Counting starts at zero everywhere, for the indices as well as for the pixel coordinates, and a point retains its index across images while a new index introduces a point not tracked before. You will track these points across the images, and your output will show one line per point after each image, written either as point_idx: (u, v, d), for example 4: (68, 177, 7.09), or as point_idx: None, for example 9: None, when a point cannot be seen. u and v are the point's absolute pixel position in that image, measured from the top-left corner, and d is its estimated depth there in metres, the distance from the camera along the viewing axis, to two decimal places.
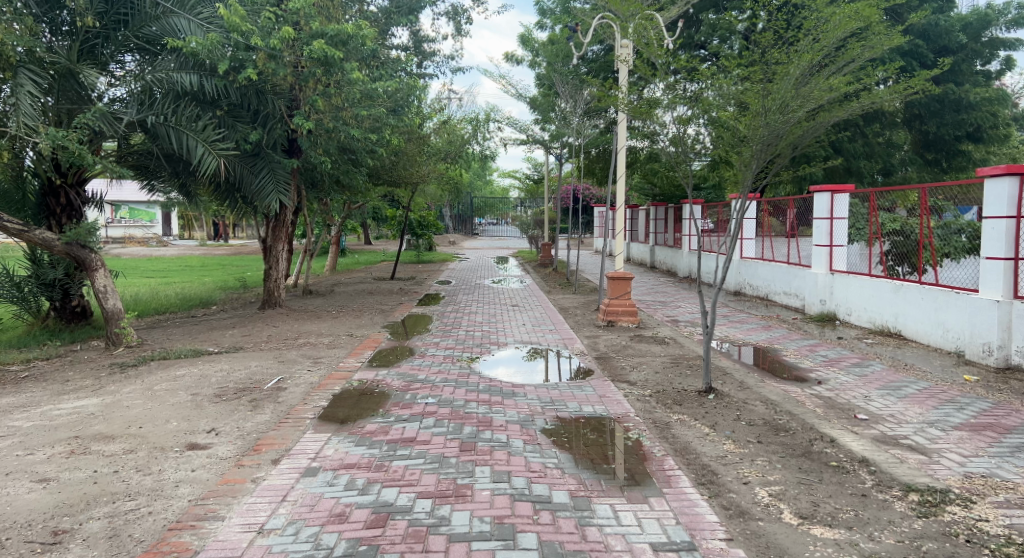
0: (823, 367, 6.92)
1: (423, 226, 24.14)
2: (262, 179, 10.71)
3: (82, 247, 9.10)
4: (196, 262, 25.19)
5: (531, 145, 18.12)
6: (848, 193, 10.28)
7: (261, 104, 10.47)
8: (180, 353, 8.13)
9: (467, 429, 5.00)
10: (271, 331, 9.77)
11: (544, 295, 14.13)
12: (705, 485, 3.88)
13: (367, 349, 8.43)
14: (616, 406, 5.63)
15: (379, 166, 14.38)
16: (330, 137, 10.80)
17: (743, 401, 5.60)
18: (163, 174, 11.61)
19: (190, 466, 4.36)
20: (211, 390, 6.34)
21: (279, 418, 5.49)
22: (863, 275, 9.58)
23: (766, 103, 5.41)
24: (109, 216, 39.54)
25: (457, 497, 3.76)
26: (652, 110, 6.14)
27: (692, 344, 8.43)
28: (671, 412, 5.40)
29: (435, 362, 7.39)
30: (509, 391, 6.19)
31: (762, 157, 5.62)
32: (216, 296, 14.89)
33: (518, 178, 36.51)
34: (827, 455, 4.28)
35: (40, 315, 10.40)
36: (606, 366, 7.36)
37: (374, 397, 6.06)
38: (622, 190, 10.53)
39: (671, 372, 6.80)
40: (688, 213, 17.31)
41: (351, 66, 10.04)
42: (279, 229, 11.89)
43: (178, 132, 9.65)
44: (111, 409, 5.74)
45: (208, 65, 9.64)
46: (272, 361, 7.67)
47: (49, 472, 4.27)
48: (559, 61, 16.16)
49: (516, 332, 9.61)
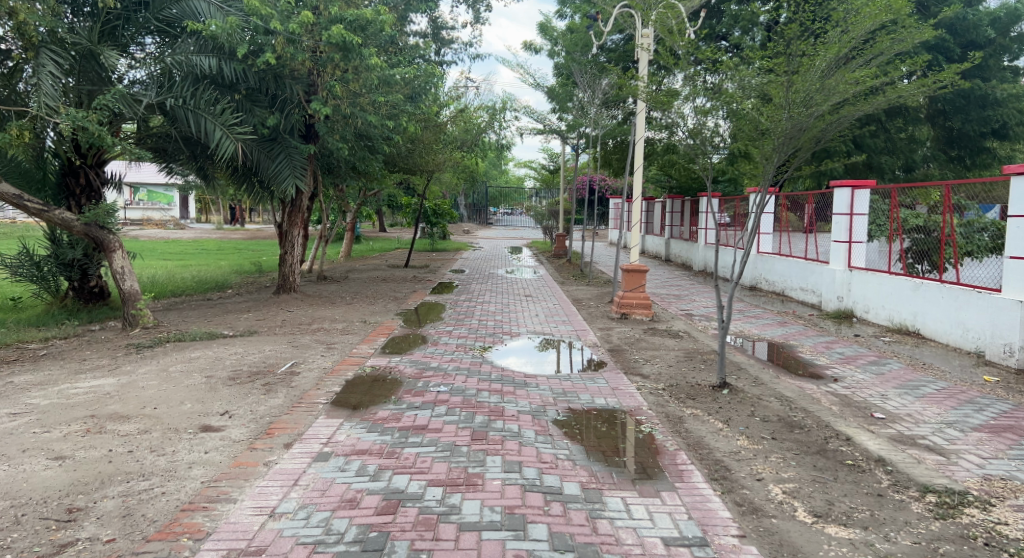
0: (838, 365, 6.86)
1: (438, 215, 24.17)
2: (279, 164, 10.71)
3: (101, 229, 9.19)
4: (214, 245, 25.48)
5: (548, 134, 18.05)
6: (868, 188, 10.10)
7: (279, 88, 10.49)
8: (195, 335, 8.18)
9: (478, 418, 4.98)
10: (285, 316, 9.83)
11: (557, 286, 14.10)
12: (718, 481, 3.85)
13: (380, 336, 8.46)
14: (629, 399, 5.60)
15: (395, 153, 14.38)
16: (346, 122, 10.92)
17: (758, 397, 5.55)
18: (181, 156, 11.69)
19: (203, 448, 4.39)
20: (225, 373, 6.39)
21: (291, 402, 5.51)
22: (883, 272, 9.42)
23: (789, 97, 5.34)
24: (128, 198, 40.03)
25: (468, 486, 3.75)
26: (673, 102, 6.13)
27: (706, 338, 8.38)
28: (685, 406, 5.36)
29: (448, 351, 7.39)
30: (521, 381, 6.18)
31: (784, 151, 5.55)
32: (231, 280, 15.01)
33: (533, 168, 36.35)
34: (842, 453, 4.23)
35: (59, 294, 10.53)
36: (618, 358, 7.33)
37: (387, 383, 6.08)
38: (640, 181, 10.38)
39: (685, 366, 6.76)
40: (705, 206, 17.17)
41: (370, 52, 9.99)
42: (295, 215, 11.93)
43: (197, 115, 9.72)
44: (127, 389, 5.80)
45: (227, 50, 9.69)
46: (286, 345, 7.71)
47: (66, 450, 4.31)
48: (578, 50, 16.06)
49: (529, 322, 9.60)
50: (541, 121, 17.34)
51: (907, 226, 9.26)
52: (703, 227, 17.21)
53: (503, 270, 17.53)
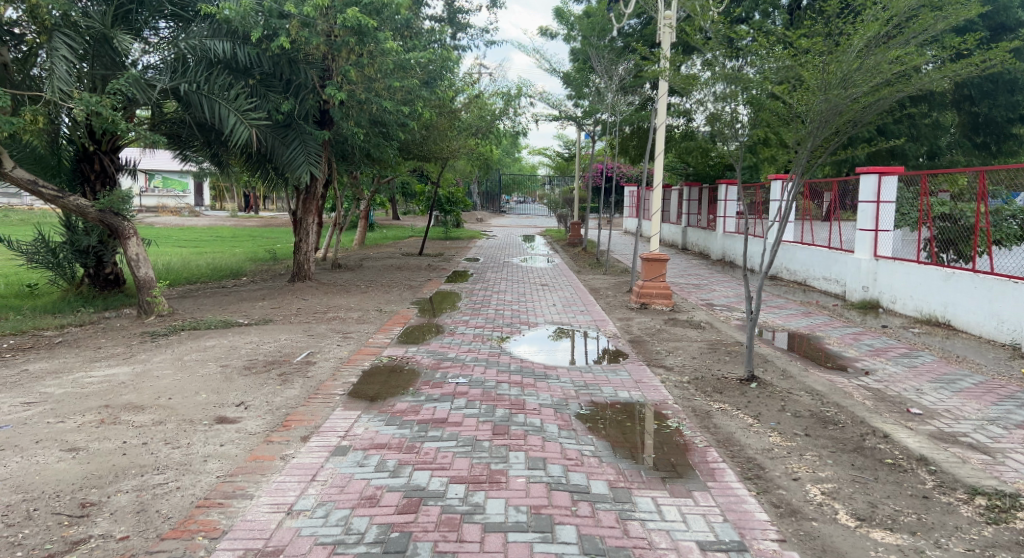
0: (868, 357, 6.66)
1: (452, 203, 24.02)
2: (293, 151, 10.58)
3: (116, 216, 9.12)
4: (228, 232, 25.55)
5: (564, 121, 17.79)
6: (896, 175, 9.79)
7: (293, 74, 10.34)
8: (210, 324, 8.09)
9: (499, 412, 4.84)
10: (300, 304, 9.74)
11: (573, 275, 13.92)
12: (753, 480, 3.71)
13: (395, 325, 8.32)
14: (653, 392, 5.45)
15: (409, 140, 14.23)
16: (362, 108, 10.81)
17: (788, 391, 5.39)
18: (195, 143, 11.62)
19: (218, 441, 4.28)
20: (241, 362, 6.29)
21: (308, 393, 5.41)
22: (912, 262, 9.18)
23: (826, 78, 5.10)
24: (144, 185, 40.24)
25: (491, 484, 3.61)
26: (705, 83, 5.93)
27: (729, 329, 8.19)
28: (712, 400, 5.21)
29: (465, 341, 7.24)
30: (541, 372, 6.03)
31: (818, 135, 5.31)
32: (246, 268, 14.95)
33: (547, 155, 36.05)
34: (881, 451, 4.07)
35: (74, 281, 10.50)
36: (640, 349, 7.17)
37: (404, 375, 5.96)
38: (660, 168, 10.12)
39: (709, 358, 6.59)
40: (724, 194, 16.86)
41: (385, 36, 9.81)
42: (310, 202, 11.81)
43: (211, 101, 9.62)
44: (141, 378, 5.71)
45: (241, 33, 9.62)
46: (301, 334, 7.61)
47: (79, 441, 4.20)
48: (595, 35, 15.77)
49: (546, 312, 9.45)
50: (556, 108, 17.10)
51: (937, 214, 9.01)
52: (721, 215, 16.95)
53: (519, 259, 17.37)
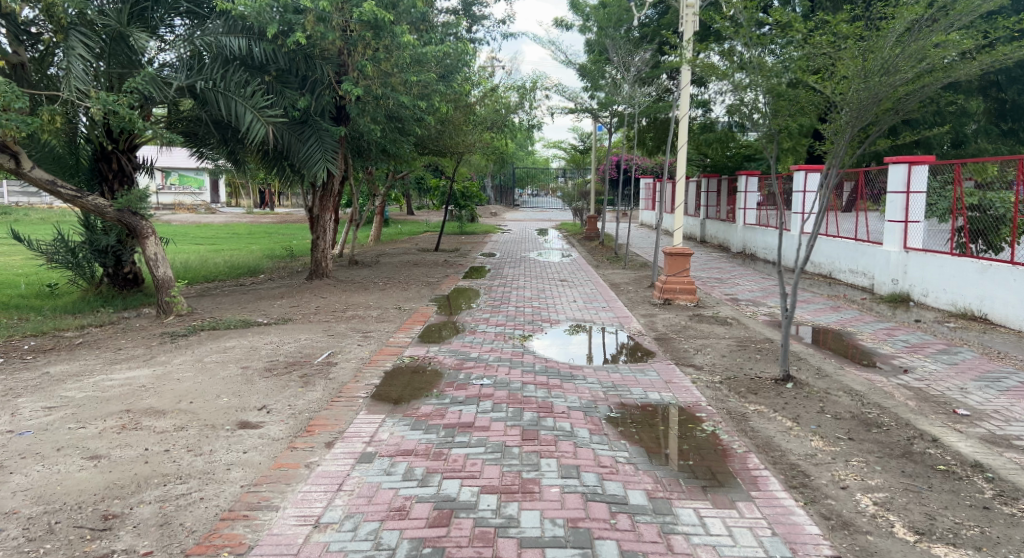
0: (906, 354, 6.49)
1: (466, 197, 23.86)
2: (310, 147, 10.48)
3: (134, 215, 9.07)
4: (244, 229, 25.65)
5: (579, 113, 17.54)
6: (927, 164, 9.53)
7: (309, 70, 10.26)
8: (229, 324, 8.00)
9: (527, 415, 4.70)
10: (319, 302, 9.66)
11: (592, 269, 13.73)
12: (798, 490, 3.61)
13: (415, 323, 8.20)
14: (684, 393, 5.30)
15: (425, 135, 14.08)
16: (378, 104, 10.70)
17: (825, 391, 5.23)
18: (211, 141, 11.57)
19: (241, 448, 4.17)
20: (262, 364, 6.21)
21: (331, 396, 5.30)
22: (944, 254, 8.95)
23: (866, 64, 4.88)
24: (159, 182, 40.43)
25: (524, 494, 3.48)
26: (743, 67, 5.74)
27: (757, 326, 8.01)
28: (746, 402, 5.07)
29: (487, 340, 7.11)
30: (567, 373, 5.88)
31: (856, 124, 5.10)
32: (263, 265, 14.89)
33: (560, 148, 35.79)
34: (931, 457, 3.96)
35: (93, 281, 10.48)
36: (667, 347, 7.01)
37: (427, 376, 5.85)
38: (683, 161, 9.82)
39: (740, 356, 6.44)
40: (744, 186, 16.59)
41: (402, 29, 9.66)
42: (327, 198, 11.71)
43: (227, 99, 9.55)
44: (162, 381, 5.62)
45: (257, 30, 9.51)
46: (322, 334, 7.51)
47: (100, 448, 4.11)
48: (611, 26, 15.54)
49: (568, 308, 9.29)
50: (572, 100, 16.89)
51: (971, 204, 8.78)
52: (742, 207, 16.68)
53: (535, 253, 17.20)
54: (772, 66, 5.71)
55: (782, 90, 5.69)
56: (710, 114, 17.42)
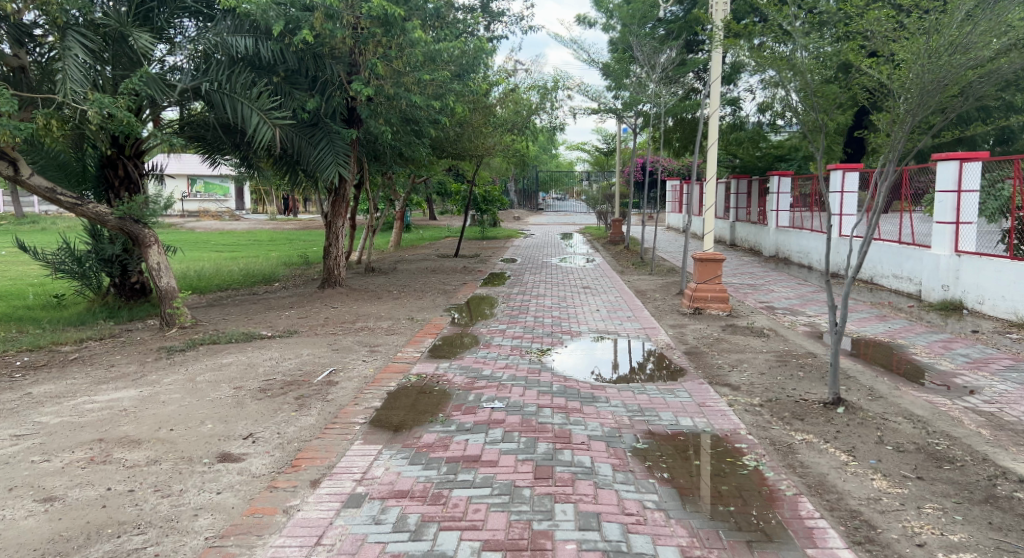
0: (969, 371, 5.80)
1: (488, 202, 23.42)
2: (322, 151, 10.05)
3: (136, 223, 8.70)
4: (267, 236, 25.50)
5: (603, 114, 16.96)
6: (980, 160, 8.83)
7: (319, 69, 9.83)
8: (231, 337, 7.58)
9: (541, 447, 4.16)
10: (329, 313, 9.21)
11: (617, 275, 13.10)
12: (864, 547, 3.02)
13: (427, 336, 7.68)
14: (720, 419, 4.70)
15: (443, 138, 13.62)
16: (390, 104, 10.24)
17: (882, 417, 4.58)
18: (224, 146, 11.25)
19: (216, 487, 3.69)
20: (257, 384, 5.72)
21: (325, 422, 4.80)
22: (1004, 257, 8.22)
23: (932, 43, 4.25)
24: (186, 190, 40.85)
25: (534, 553, 2.96)
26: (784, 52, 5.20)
27: (797, 338, 7.35)
28: (792, 429, 4.46)
29: (502, 355, 6.56)
30: (589, 394, 5.30)
31: (918, 113, 4.44)
32: (279, 273, 14.53)
33: (584, 151, 35.23)
34: (1020, 504, 3.33)
35: (101, 291, 10.15)
36: (699, 363, 6.40)
37: (434, 397, 5.32)
38: (713, 160, 9.04)
39: (781, 375, 5.82)
40: (775, 186, 15.82)
41: (414, 25, 9.27)
42: (340, 204, 11.24)
43: (233, 100, 9.13)
44: (146, 404, 5.16)
45: (264, 28, 9.15)
46: (326, 349, 7.01)
47: (58, 489, 3.65)
48: (636, 23, 14.96)
49: (590, 319, 8.69)
50: (595, 100, 16.33)
51: None
52: (774, 209, 15.93)
53: (558, 259, 16.63)
54: (817, 49, 5.14)
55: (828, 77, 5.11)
56: (739, 113, 16.95)
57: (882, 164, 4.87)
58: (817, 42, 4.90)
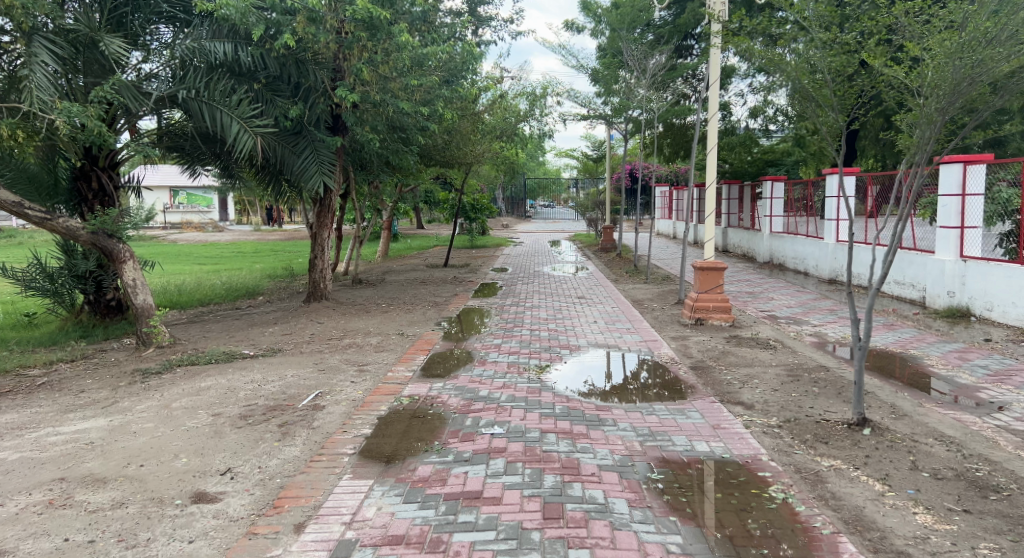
0: (992, 384, 5.52)
1: (477, 210, 23.07)
2: (305, 160, 9.66)
3: (110, 237, 8.28)
4: (250, 247, 24.94)
5: (593, 120, 16.68)
6: (984, 164, 8.62)
7: (302, 75, 9.42)
8: (211, 357, 7.15)
9: (549, 479, 3.82)
10: (314, 329, 8.80)
11: (611, 284, 12.77)
12: None
13: (418, 353, 7.30)
14: (739, 443, 4.38)
15: (430, 145, 13.28)
16: (377, 111, 9.90)
17: (912, 438, 4.27)
18: (203, 155, 10.84)
19: (189, 535, 3.34)
20: (237, 410, 5.32)
21: (311, 453, 4.42)
22: (1014, 263, 8.02)
23: (967, 35, 3.92)
24: (168, 202, 40.13)
25: None
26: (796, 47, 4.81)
27: (806, 350, 7.05)
28: (817, 454, 4.15)
29: (499, 374, 6.18)
30: (595, 417, 4.94)
31: (948, 110, 4.11)
32: (263, 286, 14.07)
33: (572, 157, 35.02)
34: None
35: (74, 309, 9.68)
36: (707, 379, 6.06)
37: (428, 422, 4.95)
38: (713, 163, 8.68)
39: (796, 392, 5.50)
40: (768, 192, 15.57)
41: (400, 29, 9.01)
42: (325, 215, 10.82)
43: (212, 108, 8.73)
44: (115, 435, 4.75)
45: (243, 32, 8.80)
46: (311, 369, 6.60)
47: (9, 543, 3.26)
48: (625, 28, 14.67)
49: (588, 331, 8.34)
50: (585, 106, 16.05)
51: None
52: (767, 214, 15.70)
53: (549, 267, 16.29)
54: (836, 40, 4.73)
55: (848, 73, 4.73)
56: (730, 118, 16.93)
57: (907, 164, 4.54)
58: (833, 36, 4.54)
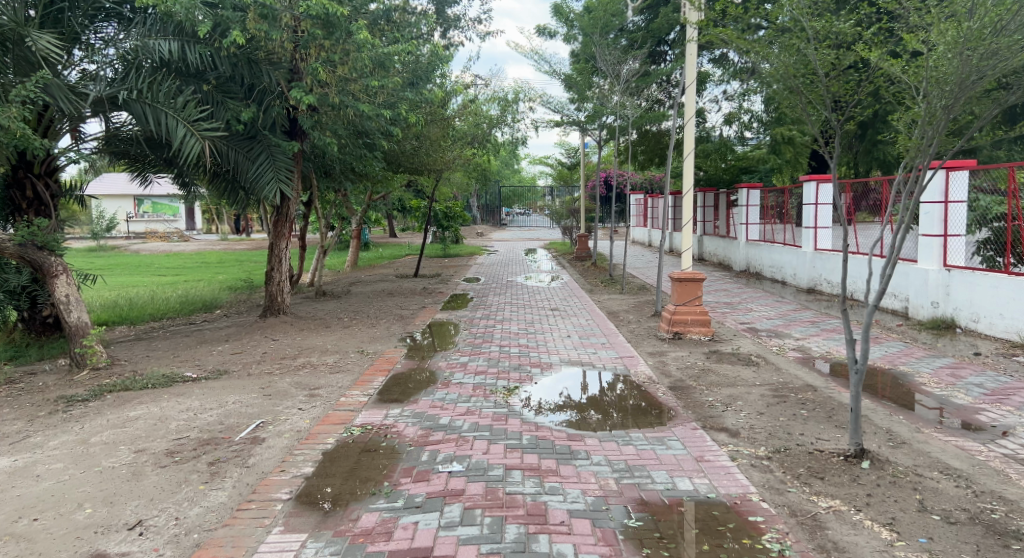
0: (991, 406, 5.13)
1: (449, 218, 22.52)
2: (260, 166, 9.05)
3: (39, 250, 7.57)
4: (214, 258, 23.96)
5: (566, 127, 16.25)
6: (967, 170, 8.34)
7: (255, 77, 8.81)
8: (147, 381, 6.49)
9: (510, 531, 3.35)
10: (267, 347, 8.19)
11: (586, 295, 12.30)
12: None
13: (377, 374, 6.73)
14: (724, 479, 3.92)
15: (398, 152, 12.72)
16: (336, 114, 9.34)
17: (915, 472, 3.83)
18: (152, 161, 10.15)
19: None
20: (164, 446, 4.73)
21: (239, 500, 3.87)
22: (999, 272, 7.72)
23: (975, 24, 3.48)
24: (132, 211, 38.69)
25: None
26: (786, 35, 4.26)
27: (790, 367, 6.63)
28: (811, 490, 3.71)
29: (464, 398, 5.65)
30: (566, 450, 4.43)
31: (955, 107, 3.67)
32: (221, 300, 13.33)
33: (547, 164, 34.65)
34: None
35: (7, 327, 8.96)
36: (687, 401, 5.57)
37: (380, 457, 4.42)
38: (690, 171, 8.23)
39: (784, 416, 5.05)
40: (744, 199, 15.25)
41: (358, 26, 8.46)
42: (282, 224, 10.19)
43: (155, 110, 8.05)
44: (15, 482, 4.15)
45: (189, 29, 8.18)
46: (257, 395, 6.01)
47: None
48: (598, 32, 14.27)
49: (561, 347, 7.84)
50: (558, 112, 15.61)
51: None
52: (743, 222, 15.39)
53: (522, 277, 15.78)
54: (831, 29, 4.20)
55: (842, 66, 4.23)
56: (704, 124, 16.61)
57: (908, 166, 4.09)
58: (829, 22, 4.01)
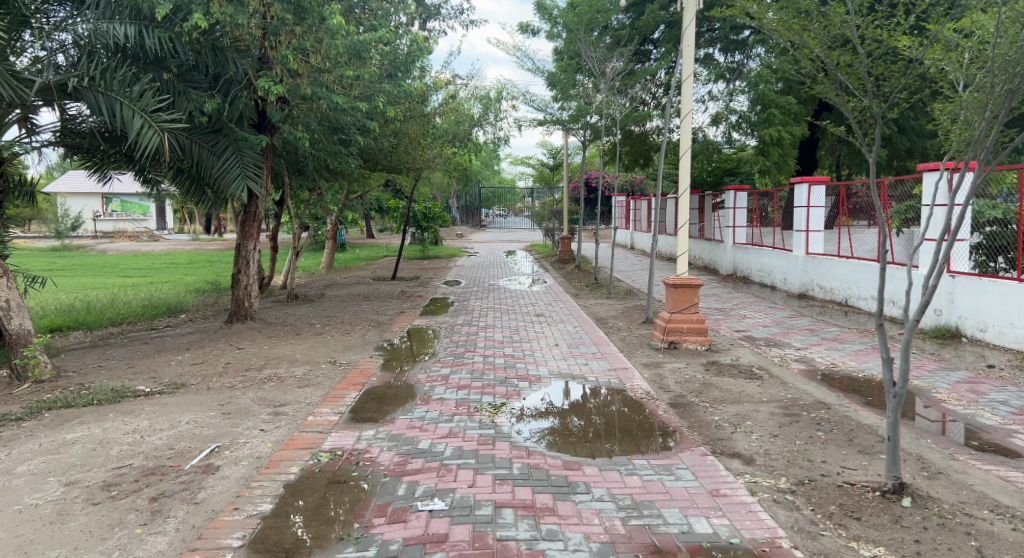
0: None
1: (428, 219, 21.88)
2: (225, 162, 8.38)
3: None
4: (184, 258, 23.05)
5: (549, 126, 15.73)
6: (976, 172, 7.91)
7: (220, 65, 8.19)
8: (92, 397, 5.82)
9: None
10: (231, 357, 7.54)
11: (572, 300, 11.77)
12: None
13: (349, 388, 6.14)
14: (747, 518, 3.42)
15: (374, 150, 12.09)
16: (308, 106, 8.75)
17: (963, 510, 3.38)
18: (108, 155, 9.42)
19: None
20: (102, 477, 4.13)
21: (185, 548, 3.31)
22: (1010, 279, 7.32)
23: None
24: (100, 210, 37.42)
25: None
26: (825, 9, 3.77)
27: (796, 380, 6.18)
28: (849, 533, 3.23)
29: (445, 418, 5.09)
30: (564, 482, 3.89)
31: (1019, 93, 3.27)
32: (185, 303, 12.58)
33: (529, 165, 34.10)
34: None
35: None
36: (692, 421, 5.07)
37: (349, 490, 3.85)
38: (687, 169, 7.72)
39: (801, 439, 4.56)
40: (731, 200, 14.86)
41: (332, 11, 7.88)
42: (249, 224, 9.52)
43: (109, 99, 7.34)
44: None
45: (147, 13, 7.52)
46: (214, 413, 5.39)
47: None
48: (583, 28, 13.75)
49: (548, 357, 7.31)
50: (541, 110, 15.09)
51: None
52: (729, 225, 15.01)
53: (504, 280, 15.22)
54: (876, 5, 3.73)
55: (884, 48, 3.78)
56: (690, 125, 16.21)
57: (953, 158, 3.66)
58: None
